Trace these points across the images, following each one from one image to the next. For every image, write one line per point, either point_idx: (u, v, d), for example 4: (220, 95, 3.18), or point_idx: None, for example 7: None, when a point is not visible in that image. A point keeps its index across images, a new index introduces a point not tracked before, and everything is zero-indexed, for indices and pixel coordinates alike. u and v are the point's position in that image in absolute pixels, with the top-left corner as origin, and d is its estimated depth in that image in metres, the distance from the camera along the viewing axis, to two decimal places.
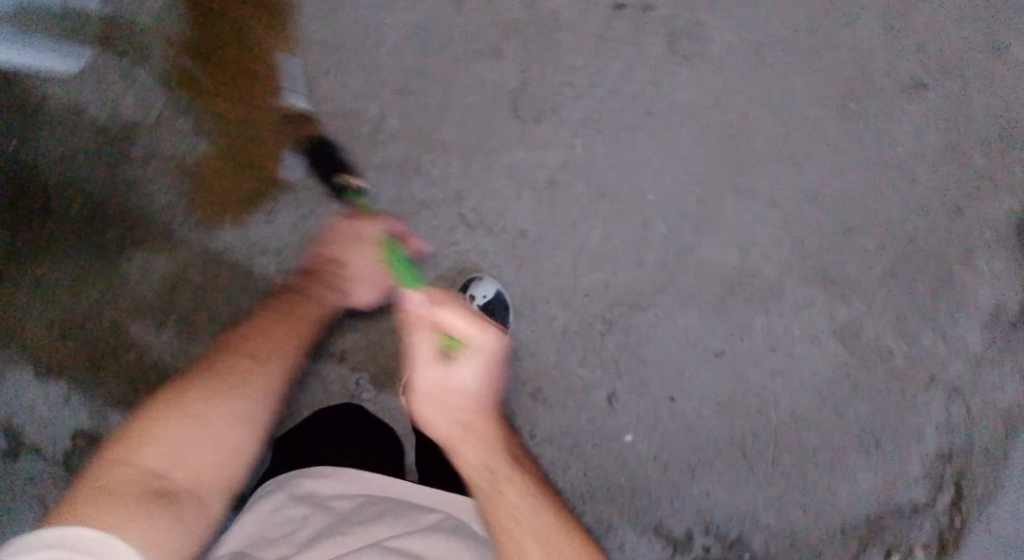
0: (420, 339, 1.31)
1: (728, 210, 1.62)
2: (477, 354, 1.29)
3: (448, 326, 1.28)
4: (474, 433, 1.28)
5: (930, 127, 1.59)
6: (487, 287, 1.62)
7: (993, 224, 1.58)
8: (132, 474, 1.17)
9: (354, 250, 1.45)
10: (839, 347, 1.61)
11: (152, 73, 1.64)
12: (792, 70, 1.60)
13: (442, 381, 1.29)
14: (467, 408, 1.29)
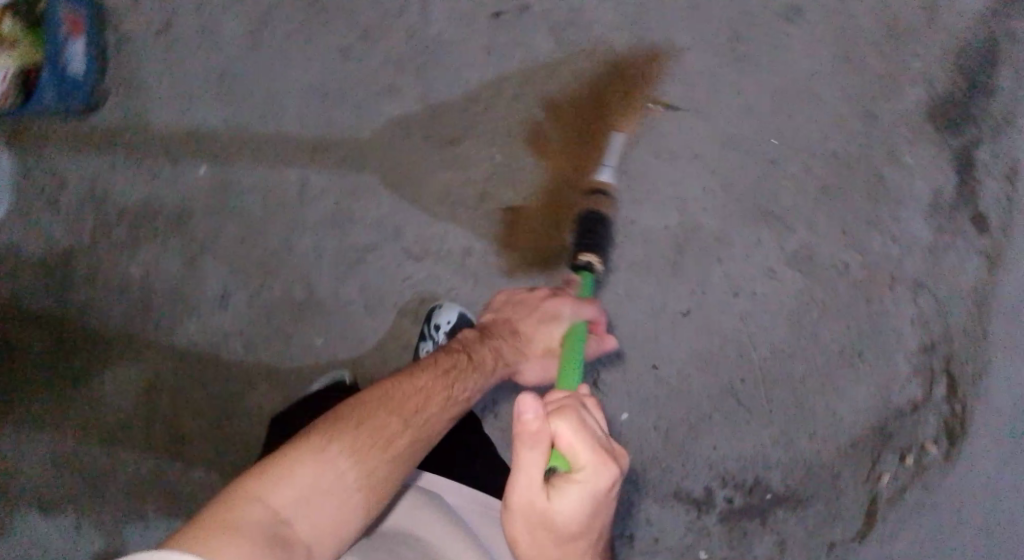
0: (526, 452, 1.12)
1: (655, 175, 1.64)
2: (589, 486, 1.12)
3: (564, 447, 1.12)
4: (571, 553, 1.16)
5: (819, 45, 1.62)
6: (451, 312, 1.54)
7: (908, 118, 1.62)
8: (269, 515, 1.13)
9: (535, 338, 1.42)
10: (797, 273, 1.64)
11: (77, 198, 1.68)
12: (677, 29, 1.61)
13: (546, 508, 1.12)
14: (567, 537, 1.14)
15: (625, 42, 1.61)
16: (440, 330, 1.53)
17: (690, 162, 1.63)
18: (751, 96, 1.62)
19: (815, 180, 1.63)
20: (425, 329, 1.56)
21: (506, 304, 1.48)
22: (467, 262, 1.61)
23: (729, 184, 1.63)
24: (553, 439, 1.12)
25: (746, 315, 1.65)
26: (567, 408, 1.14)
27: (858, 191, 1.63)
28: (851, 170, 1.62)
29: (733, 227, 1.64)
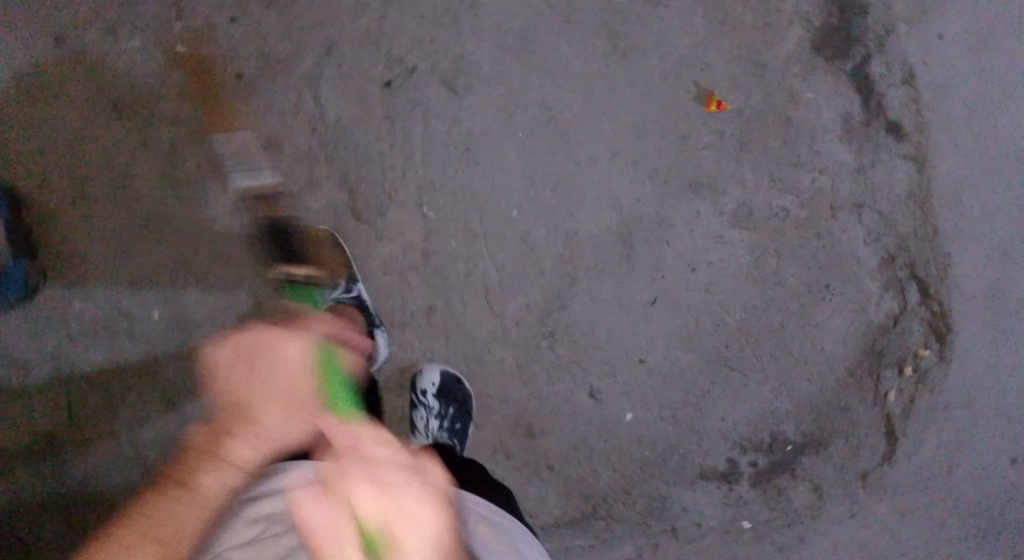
0: (333, 528, 1.05)
1: (582, 183, 1.66)
2: (415, 539, 1.01)
3: (369, 519, 1.02)
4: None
5: (696, 16, 1.65)
6: (433, 372, 1.62)
7: (797, 58, 1.66)
8: None
9: (280, 376, 1.21)
10: (742, 230, 1.69)
11: (40, 378, 1.60)
12: (560, 42, 1.63)
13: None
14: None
15: (514, 71, 1.63)
16: (428, 394, 1.60)
17: (611, 162, 1.66)
18: (647, 83, 1.65)
19: (731, 141, 1.67)
20: (411, 397, 1.63)
21: (248, 357, 1.22)
22: (434, 324, 1.63)
23: (653, 171, 1.67)
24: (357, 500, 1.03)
25: (712, 284, 1.70)
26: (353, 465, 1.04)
27: (773, 139, 1.68)
28: (763, 121, 1.67)
29: (670, 208, 1.68)
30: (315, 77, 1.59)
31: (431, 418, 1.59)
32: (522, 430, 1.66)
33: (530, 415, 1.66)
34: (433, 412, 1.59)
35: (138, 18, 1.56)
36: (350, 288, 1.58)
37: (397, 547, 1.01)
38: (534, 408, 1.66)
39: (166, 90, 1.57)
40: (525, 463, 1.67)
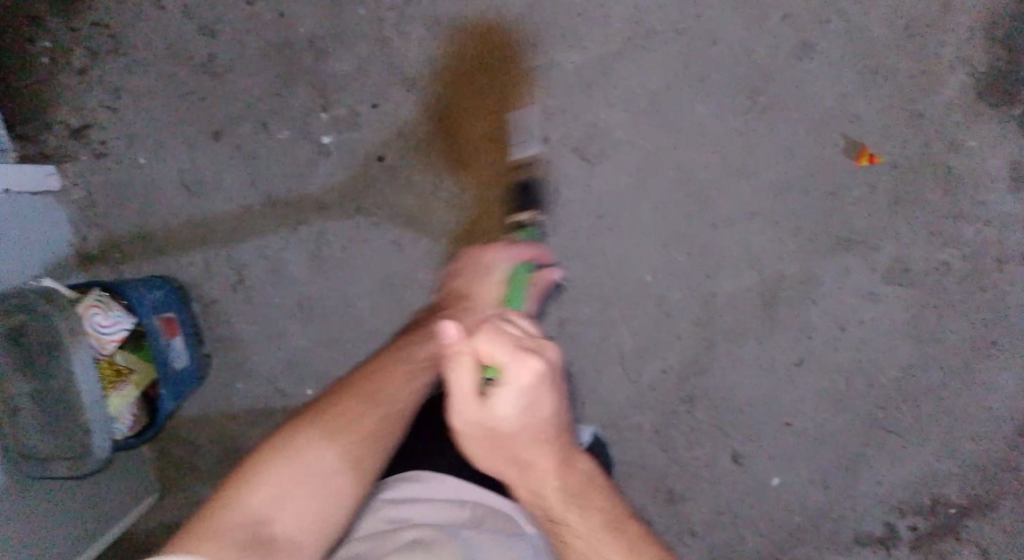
0: (455, 382, 1.09)
1: (720, 245, 1.61)
2: (520, 389, 1.08)
3: (487, 357, 1.07)
4: (538, 470, 1.14)
5: (843, 68, 1.57)
6: (587, 430, 1.57)
7: (957, 104, 1.56)
8: (242, 516, 1.14)
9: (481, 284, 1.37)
10: (896, 288, 1.59)
11: (204, 455, 1.65)
12: (694, 104, 1.59)
13: (486, 419, 1.10)
14: (519, 441, 1.11)
15: (647, 136, 1.60)
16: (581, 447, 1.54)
17: (751, 221, 1.61)
18: (788, 138, 1.59)
19: (883, 194, 1.58)
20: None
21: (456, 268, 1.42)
22: (572, 389, 1.66)
23: (797, 229, 1.60)
24: (476, 354, 1.08)
25: (863, 343, 1.61)
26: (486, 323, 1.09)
27: (930, 191, 1.57)
28: (916, 173, 1.57)
29: (816, 265, 1.60)
30: (448, 153, 1.60)
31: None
32: (664, 494, 1.65)
33: (672, 478, 1.65)
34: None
35: (282, 108, 1.59)
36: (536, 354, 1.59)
37: (506, 386, 1.08)
38: (675, 471, 1.65)
39: (308, 175, 1.60)
40: (667, 526, 1.66)
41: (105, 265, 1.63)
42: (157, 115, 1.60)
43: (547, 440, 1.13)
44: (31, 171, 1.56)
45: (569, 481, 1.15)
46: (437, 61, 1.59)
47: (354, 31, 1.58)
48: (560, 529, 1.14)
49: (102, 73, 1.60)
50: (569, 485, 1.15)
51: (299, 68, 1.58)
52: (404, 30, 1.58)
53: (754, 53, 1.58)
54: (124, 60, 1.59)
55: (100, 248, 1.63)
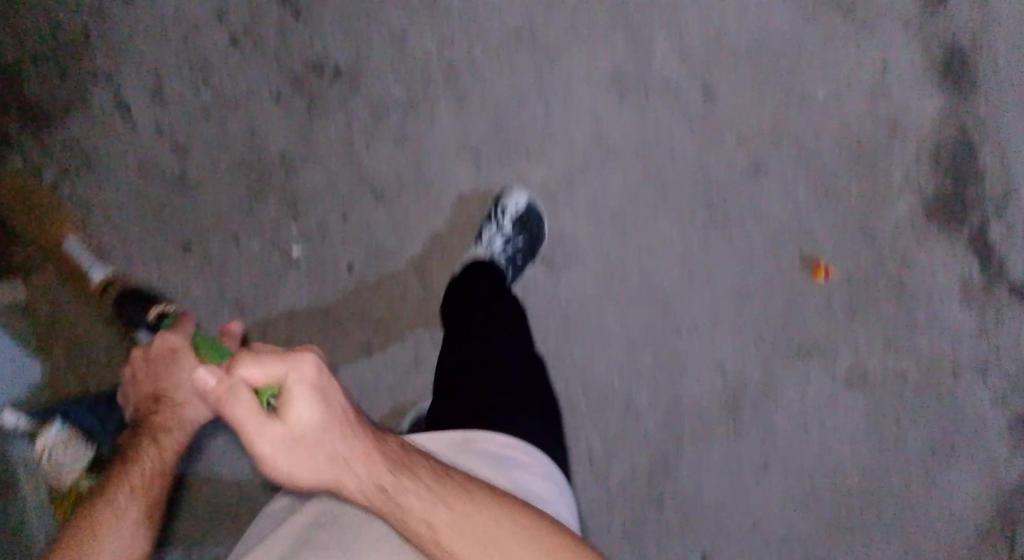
0: (240, 414, 1.11)
1: (684, 348, 1.61)
2: (305, 389, 1.11)
3: (255, 378, 1.11)
4: (340, 446, 1.13)
5: (796, 187, 1.60)
6: (522, 199, 1.60)
7: (904, 225, 1.59)
8: None
9: (161, 354, 1.39)
10: (855, 396, 1.61)
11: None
12: (654, 213, 1.61)
13: (287, 434, 1.12)
14: (324, 438, 1.13)
15: (608, 246, 1.62)
16: (510, 212, 1.59)
17: (714, 329, 1.61)
18: (744, 249, 1.61)
19: (839, 306, 1.60)
20: (489, 212, 1.61)
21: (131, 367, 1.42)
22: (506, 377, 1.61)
23: (759, 337, 1.61)
24: (246, 381, 1.12)
25: (826, 448, 1.61)
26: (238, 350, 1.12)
27: (885, 304, 1.60)
28: (871, 286, 1.60)
29: (777, 371, 1.61)
30: (419, 260, 1.62)
31: (495, 242, 1.58)
32: None
33: None
34: (505, 235, 1.58)
35: (256, 221, 1.61)
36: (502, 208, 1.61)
37: (293, 397, 1.11)
38: None
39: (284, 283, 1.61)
40: None
41: (70, 376, 1.57)
42: (128, 232, 1.59)
43: (359, 435, 1.14)
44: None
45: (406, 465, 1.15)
46: (408, 176, 1.62)
47: (323, 148, 1.61)
48: (420, 531, 1.12)
49: (72, 193, 1.58)
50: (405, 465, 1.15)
51: (270, 184, 1.61)
52: (374, 147, 1.61)
53: (710, 171, 1.61)
54: (93, 176, 1.58)
55: (65, 361, 1.57)
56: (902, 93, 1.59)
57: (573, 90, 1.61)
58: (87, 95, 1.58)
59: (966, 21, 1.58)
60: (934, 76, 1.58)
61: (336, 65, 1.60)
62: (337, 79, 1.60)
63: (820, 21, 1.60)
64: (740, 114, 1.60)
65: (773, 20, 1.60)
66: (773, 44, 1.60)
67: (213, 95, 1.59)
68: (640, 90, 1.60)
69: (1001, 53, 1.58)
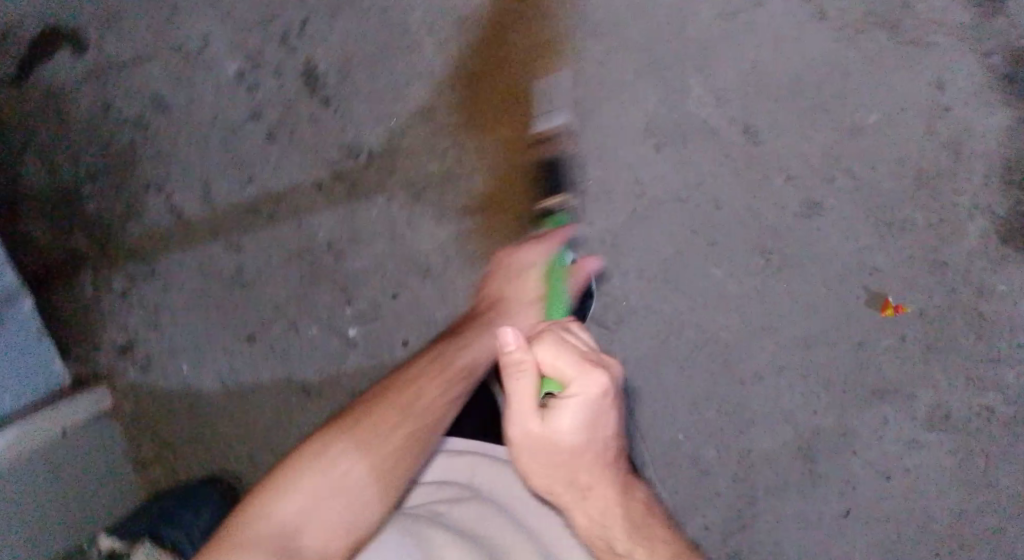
0: (517, 389, 1.18)
1: (751, 401, 1.54)
2: (587, 399, 1.18)
3: (548, 368, 1.18)
4: (582, 465, 1.21)
5: (855, 223, 1.49)
6: None
7: (979, 251, 1.46)
8: (274, 523, 1.25)
9: (512, 271, 1.48)
10: (942, 436, 1.50)
11: None
12: (706, 264, 1.53)
13: (547, 434, 1.18)
14: (577, 455, 1.20)
15: (661, 300, 1.55)
16: None
17: (781, 376, 1.53)
18: (805, 292, 1.51)
19: (915, 344, 1.49)
20: None
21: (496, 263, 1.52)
22: None
23: (830, 382, 1.52)
24: (538, 362, 1.18)
25: (913, 494, 1.51)
26: (547, 333, 1.22)
27: (964, 336, 1.47)
28: (948, 320, 1.48)
29: (851, 416, 1.52)
30: None
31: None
32: None
33: None
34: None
35: (308, 306, 1.62)
36: None
37: (572, 399, 1.17)
38: None
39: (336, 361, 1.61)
40: None
41: (157, 469, 1.68)
42: (195, 328, 1.67)
43: (607, 462, 1.23)
44: (51, 412, 1.56)
45: (627, 511, 1.23)
46: (448, 247, 1.57)
47: (368, 232, 1.60)
48: (609, 550, 1.21)
49: (141, 296, 1.68)
50: (625, 514, 1.23)
51: (322, 272, 1.62)
52: (414, 222, 1.58)
53: (762, 213, 1.51)
54: (159, 281, 1.68)
55: (151, 455, 1.68)
56: (962, 109, 1.45)
57: (608, 143, 1.54)
58: (144, 205, 1.68)
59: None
60: (997, 87, 1.45)
61: (371, 148, 1.60)
62: (374, 160, 1.60)
63: (867, 42, 1.47)
64: (788, 151, 1.50)
65: (814, 47, 1.48)
66: (817, 72, 1.49)
67: (259, 190, 1.64)
68: (675, 138, 1.52)
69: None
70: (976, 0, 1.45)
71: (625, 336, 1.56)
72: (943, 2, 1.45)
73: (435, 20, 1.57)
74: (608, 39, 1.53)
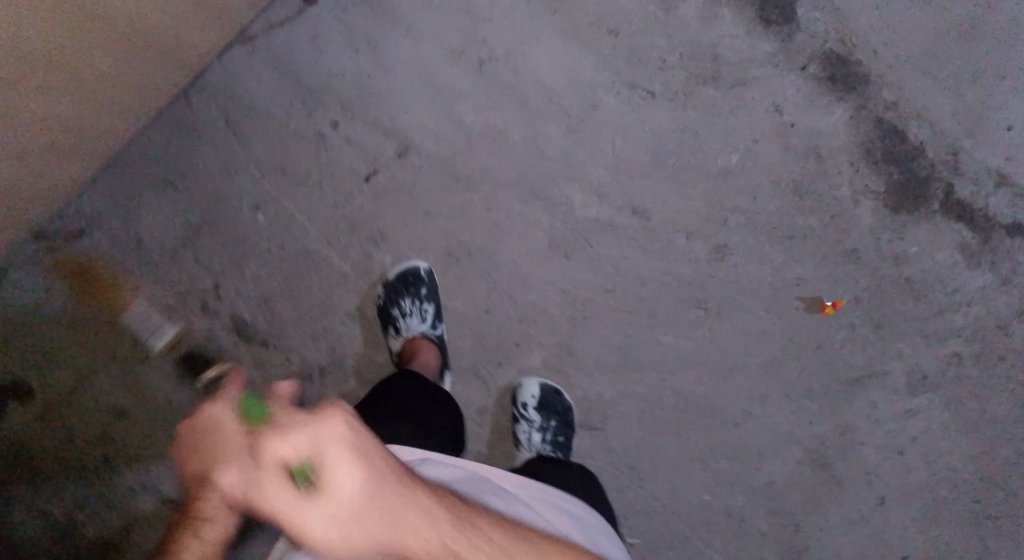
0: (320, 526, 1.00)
1: (751, 437, 1.60)
2: (342, 454, 1.00)
3: (294, 456, 0.99)
4: (410, 525, 1.01)
5: (764, 247, 1.56)
6: (534, 385, 1.56)
7: (880, 227, 1.55)
8: None
9: (229, 438, 1.01)
10: (925, 394, 1.58)
11: None
12: (656, 337, 1.59)
13: (332, 508, 1.00)
14: (361, 506, 1.00)
15: (630, 385, 1.60)
16: (528, 406, 1.54)
17: (766, 404, 1.60)
18: (753, 323, 1.59)
19: (865, 327, 1.57)
20: (512, 411, 1.57)
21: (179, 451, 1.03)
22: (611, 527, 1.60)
23: (809, 390, 1.59)
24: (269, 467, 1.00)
25: (925, 454, 1.59)
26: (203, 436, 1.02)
27: (904, 302, 1.56)
28: (884, 296, 1.56)
29: (842, 410, 1.59)
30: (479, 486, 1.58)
31: (414, 320, 1.54)
32: None
33: None
34: (539, 426, 1.53)
35: None
36: (524, 402, 1.55)
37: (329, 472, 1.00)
38: None
39: None
40: None
41: None
42: None
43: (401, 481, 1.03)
44: None
45: (455, 504, 1.04)
46: None
47: None
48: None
49: None
50: (458, 509, 1.04)
51: None
52: None
53: (682, 272, 1.58)
54: None
55: None
56: (805, 120, 1.54)
57: (522, 272, 1.57)
58: (134, 508, 1.54)
59: (822, 28, 1.54)
60: (827, 88, 1.54)
61: (317, 364, 1.57)
62: (325, 375, 1.57)
63: (700, 101, 1.55)
64: (679, 212, 1.56)
65: (658, 118, 1.55)
66: (670, 143, 1.55)
67: None
68: (581, 243, 1.57)
69: (875, 38, 1.54)
70: (773, 28, 1.55)
71: (616, 429, 1.60)
72: (746, 43, 1.55)
73: (327, 232, 1.57)
74: (485, 184, 1.56)
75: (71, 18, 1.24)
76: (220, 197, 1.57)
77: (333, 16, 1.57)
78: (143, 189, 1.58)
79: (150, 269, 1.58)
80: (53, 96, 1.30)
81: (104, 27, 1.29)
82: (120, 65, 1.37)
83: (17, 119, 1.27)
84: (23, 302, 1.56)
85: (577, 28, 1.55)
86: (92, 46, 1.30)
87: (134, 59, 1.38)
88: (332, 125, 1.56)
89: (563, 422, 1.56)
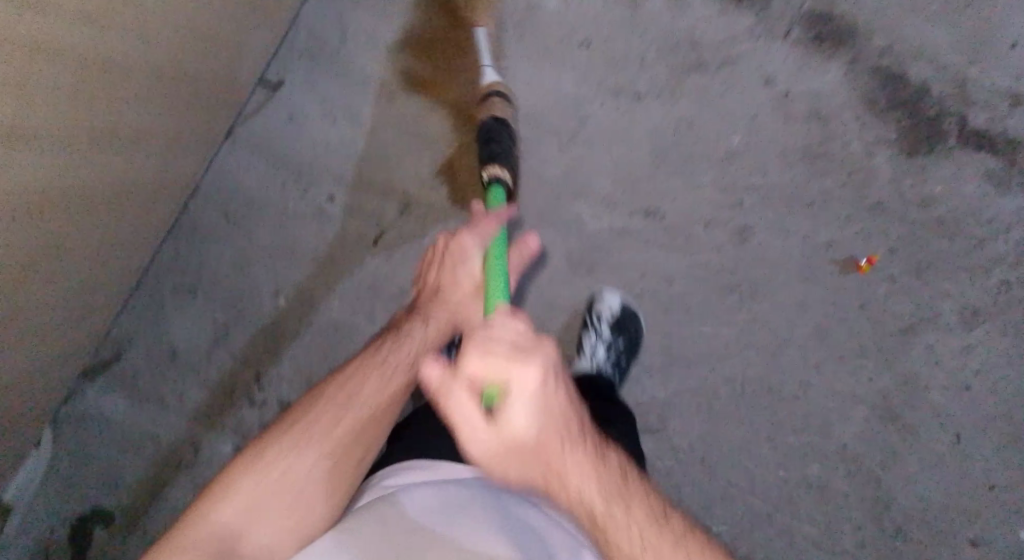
0: (454, 407, 0.98)
1: (816, 406, 1.54)
2: (529, 391, 0.96)
3: (485, 378, 0.97)
4: (566, 464, 0.99)
5: (786, 216, 1.52)
6: (615, 298, 1.50)
7: (898, 173, 1.50)
8: (217, 532, 1.07)
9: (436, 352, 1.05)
10: (983, 327, 1.52)
11: None
12: (698, 329, 1.54)
13: (502, 434, 0.97)
14: (539, 442, 0.97)
15: (683, 382, 1.55)
16: (606, 316, 1.48)
17: (823, 372, 1.54)
18: (792, 296, 1.53)
19: (907, 276, 1.52)
20: (584, 320, 1.51)
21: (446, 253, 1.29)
22: (690, 524, 1.53)
23: (865, 349, 1.54)
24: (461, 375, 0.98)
25: (996, 385, 1.52)
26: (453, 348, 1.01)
27: (941, 241, 1.50)
28: (917, 239, 1.51)
29: (901, 361, 1.53)
30: None
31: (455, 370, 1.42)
32: None
33: None
34: (606, 342, 1.47)
35: None
36: (604, 313, 1.49)
37: (510, 393, 0.96)
38: None
39: None
40: None
41: None
42: None
43: (575, 436, 1.00)
44: None
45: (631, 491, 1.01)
46: None
47: None
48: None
49: None
50: (626, 492, 1.01)
51: None
52: None
53: (709, 261, 1.53)
54: None
55: None
56: (801, 84, 1.51)
57: (547, 295, 1.54)
58: None
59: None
60: (813, 49, 1.51)
61: None
62: None
63: (689, 89, 1.51)
64: (691, 204, 1.52)
65: (650, 113, 1.52)
66: (668, 137, 1.52)
67: None
68: (600, 255, 1.53)
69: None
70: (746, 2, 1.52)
71: (678, 427, 1.55)
72: (723, 22, 1.52)
73: (346, 301, 1.53)
74: None
75: (83, 67, 1.17)
76: (234, 291, 1.56)
77: (305, 91, 1.57)
78: (167, 302, 1.58)
79: (181, 368, 1.56)
80: (81, 155, 1.23)
81: (114, 72, 1.22)
82: (136, 115, 1.30)
83: (72, 199, 1.25)
84: (69, 431, 1.56)
85: (551, 45, 1.53)
86: (108, 94, 1.23)
87: (147, 110, 1.32)
88: (329, 197, 1.55)
89: (626, 346, 1.50)
